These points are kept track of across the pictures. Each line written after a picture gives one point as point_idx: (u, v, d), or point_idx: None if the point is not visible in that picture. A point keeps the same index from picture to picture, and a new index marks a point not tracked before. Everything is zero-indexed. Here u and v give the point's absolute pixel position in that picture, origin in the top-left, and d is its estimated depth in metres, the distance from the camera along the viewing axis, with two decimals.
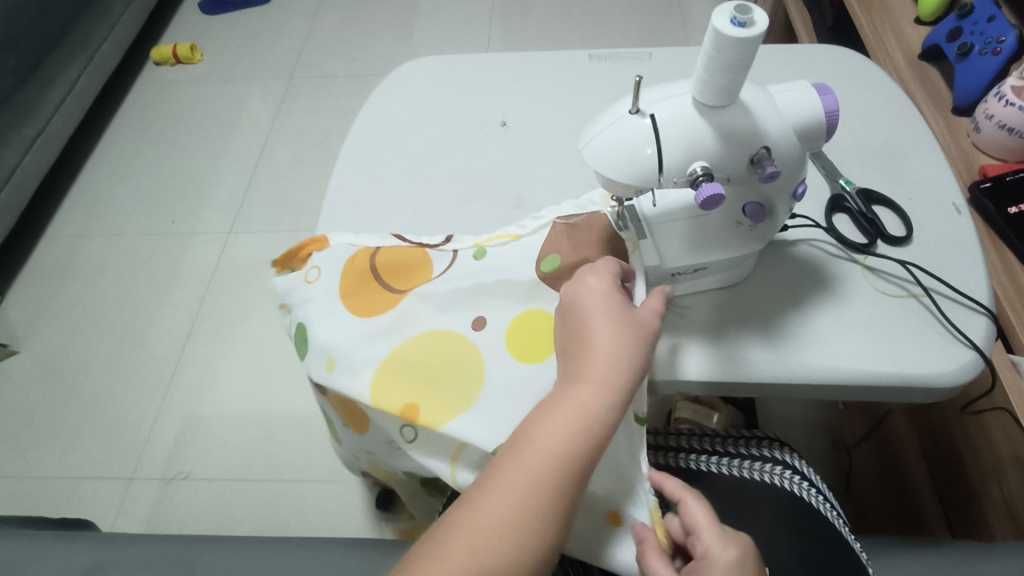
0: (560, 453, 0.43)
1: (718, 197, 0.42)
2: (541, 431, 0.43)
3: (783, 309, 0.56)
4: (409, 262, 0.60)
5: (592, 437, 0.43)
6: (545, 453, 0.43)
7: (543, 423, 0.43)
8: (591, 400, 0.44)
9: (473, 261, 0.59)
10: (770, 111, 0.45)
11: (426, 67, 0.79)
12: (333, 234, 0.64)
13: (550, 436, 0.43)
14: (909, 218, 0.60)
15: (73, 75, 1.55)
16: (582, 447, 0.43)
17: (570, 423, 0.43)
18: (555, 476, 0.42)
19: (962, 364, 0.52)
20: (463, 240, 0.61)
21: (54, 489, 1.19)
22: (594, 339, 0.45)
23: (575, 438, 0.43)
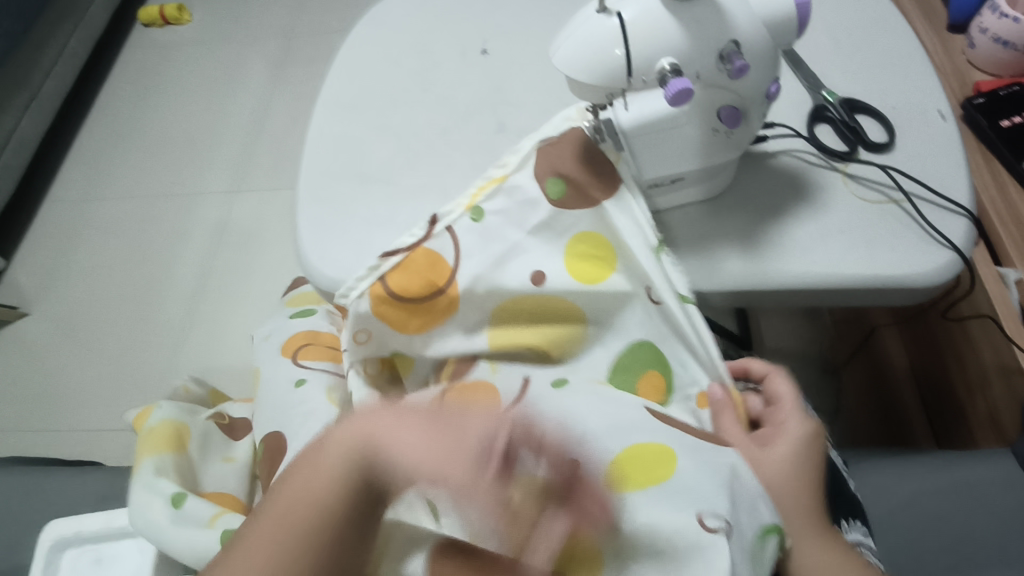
0: (416, 454, 0.41)
1: (687, 91, 0.42)
2: (403, 429, 0.42)
3: (761, 220, 0.56)
4: (421, 264, 0.53)
5: (482, 463, 0.40)
6: (453, 441, 0.41)
7: (473, 422, 0.42)
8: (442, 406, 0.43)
9: (473, 224, 0.54)
10: (738, 3, 0.44)
11: (406, 1, 0.78)
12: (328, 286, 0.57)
13: (469, 436, 0.41)
14: (890, 125, 0.59)
15: (63, 39, 1.54)
16: (461, 466, 0.40)
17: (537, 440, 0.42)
18: (433, 461, 0.40)
19: (938, 264, 0.52)
20: (451, 209, 0.54)
21: (75, 441, 1.23)
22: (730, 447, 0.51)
23: (467, 454, 0.40)
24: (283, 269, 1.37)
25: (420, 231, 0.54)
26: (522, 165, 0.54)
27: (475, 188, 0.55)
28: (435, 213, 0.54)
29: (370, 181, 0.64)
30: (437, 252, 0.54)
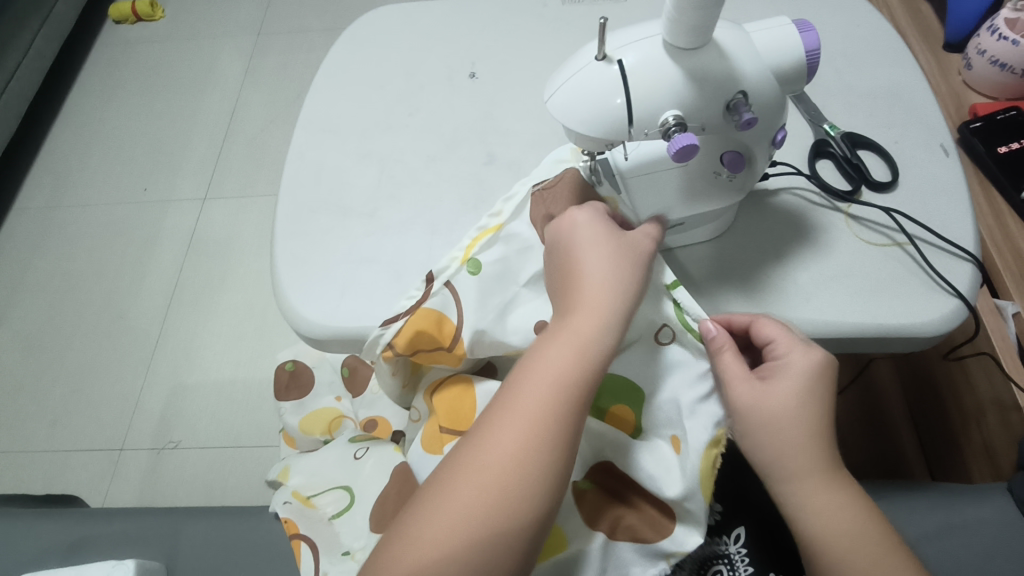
0: (544, 429, 0.41)
1: (692, 147, 0.40)
2: (504, 441, 0.41)
3: (762, 264, 0.54)
4: (423, 327, 0.51)
5: (592, 362, 0.43)
6: (549, 388, 0.42)
7: (544, 362, 0.43)
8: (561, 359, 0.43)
9: (472, 279, 0.52)
10: (745, 51, 0.42)
11: (389, 18, 0.74)
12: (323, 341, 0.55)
13: (554, 370, 0.42)
14: (894, 162, 0.57)
15: (27, 37, 1.46)
16: (591, 373, 0.43)
17: (598, 309, 0.44)
18: (558, 411, 0.41)
19: (945, 313, 0.51)
20: (446, 264, 0.53)
21: (46, 463, 1.19)
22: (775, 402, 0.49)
23: (579, 367, 0.43)
24: (262, 281, 1.33)
25: (418, 292, 0.53)
26: (517, 212, 0.53)
27: (470, 239, 0.54)
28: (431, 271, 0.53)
29: (352, 216, 0.60)
30: (439, 312, 0.52)
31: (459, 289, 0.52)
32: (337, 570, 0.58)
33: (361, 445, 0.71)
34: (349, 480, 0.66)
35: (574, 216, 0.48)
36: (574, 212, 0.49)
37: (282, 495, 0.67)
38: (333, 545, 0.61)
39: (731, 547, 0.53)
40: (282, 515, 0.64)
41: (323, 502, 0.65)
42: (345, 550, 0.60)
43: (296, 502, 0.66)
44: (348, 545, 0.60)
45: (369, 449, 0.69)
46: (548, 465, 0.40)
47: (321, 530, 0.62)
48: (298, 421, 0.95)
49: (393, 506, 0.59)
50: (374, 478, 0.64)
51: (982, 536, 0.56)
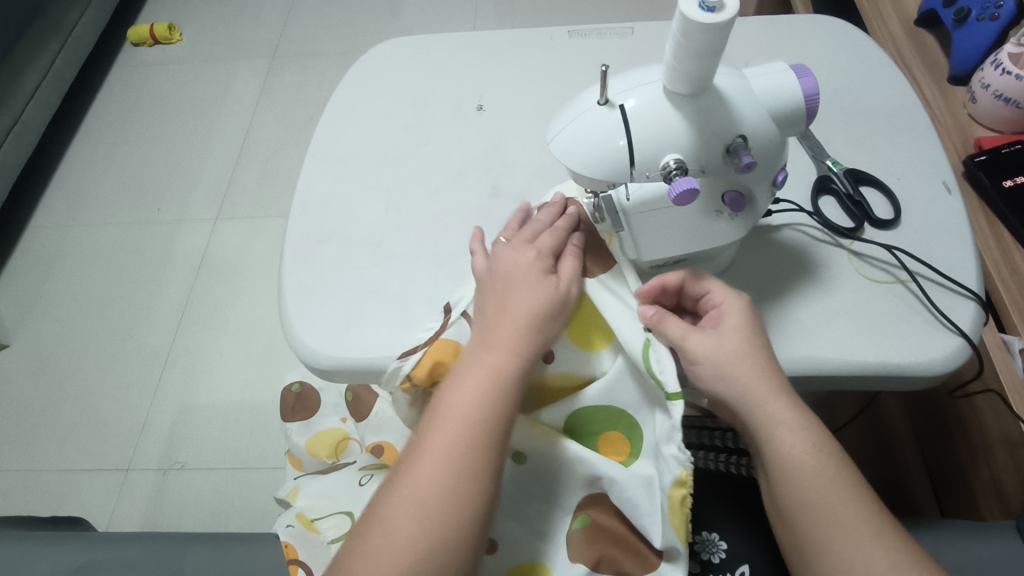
0: (461, 444, 0.45)
1: (692, 192, 0.41)
2: (425, 459, 0.45)
3: (766, 300, 0.54)
4: (441, 357, 0.52)
5: (503, 378, 0.46)
6: (463, 411, 0.45)
7: (455, 390, 0.46)
8: (494, 359, 0.47)
9: None
10: (744, 95, 0.42)
11: (400, 51, 0.76)
12: (332, 374, 0.56)
13: (468, 388, 0.46)
14: (897, 200, 0.58)
15: (47, 61, 1.50)
16: (509, 385, 0.47)
17: (510, 327, 0.48)
18: (469, 426, 0.45)
19: (949, 351, 0.51)
20: (462, 294, 0.54)
21: (53, 482, 1.20)
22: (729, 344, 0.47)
23: (498, 379, 0.46)
24: (271, 302, 1.34)
25: (436, 323, 0.55)
26: None
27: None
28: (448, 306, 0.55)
29: (359, 247, 0.61)
30: (456, 343, 0.53)
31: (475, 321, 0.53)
32: None
33: (366, 470, 0.73)
34: (352, 505, 0.67)
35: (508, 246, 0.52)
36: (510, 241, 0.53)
37: (287, 517, 0.68)
38: None
39: None
40: (283, 538, 0.64)
41: (326, 525, 0.66)
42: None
43: (299, 525, 0.66)
44: None
45: (374, 475, 0.71)
46: (464, 477, 0.44)
47: (319, 556, 0.63)
48: (304, 442, 0.95)
49: None
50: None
51: None
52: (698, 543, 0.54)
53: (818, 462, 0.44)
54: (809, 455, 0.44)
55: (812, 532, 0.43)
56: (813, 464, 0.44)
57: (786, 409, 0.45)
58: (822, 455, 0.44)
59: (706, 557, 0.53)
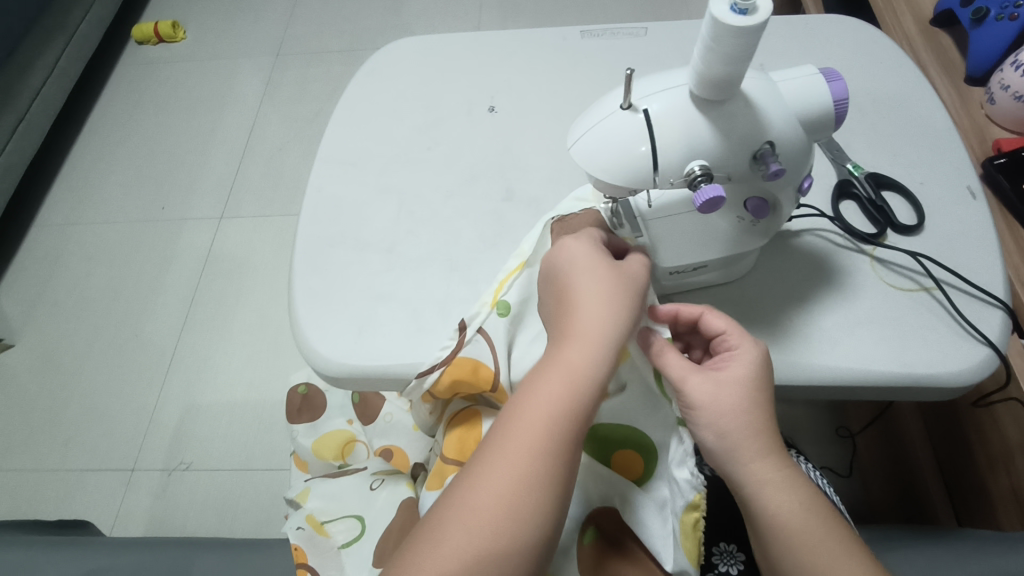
0: (545, 443, 0.41)
1: (718, 200, 0.39)
2: (502, 471, 0.40)
3: (788, 307, 0.53)
4: (459, 375, 0.52)
5: (589, 388, 0.43)
6: (540, 426, 0.42)
7: (529, 403, 0.43)
8: (574, 366, 0.43)
9: (502, 320, 0.53)
10: (772, 101, 0.41)
11: (410, 50, 0.75)
12: (345, 382, 0.55)
13: (551, 395, 0.42)
14: (920, 205, 0.56)
15: (52, 58, 1.49)
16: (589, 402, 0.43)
17: (595, 329, 0.44)
18: (555, 439, 0.41)
19: (976, 362, 0.49)
20: (476, 310, 0.54)
21: (58, 482, 1.19)
22: (730, 388, 0.44)
23: (575, 394, 0.43)
24: (276, 301, 1.33)
25: (450, 340, 0.54)
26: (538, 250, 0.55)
27: (498, 280, 0.55)
28: (464, 320, 0.54)
29: (370, 252, 0.60)
30: (474, 359, 0.53)
31: (491, 334, 0.53)
32: None
33: (376, 474, 0.72)
34: (363, 510, 0.67)
35: (576, 240, 0.49)
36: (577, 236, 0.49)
37: (297, 519, 0.67)
38: None
39: None
40: (292, 541, 0.63)
41: (336, 529, 0.65)
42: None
43: (309, 527, 0.65)
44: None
45: (384, 480, 0.70)
46: (550, 492, 0.40)
47: (330, 561, 0.62)
48: (310, 444, 0.94)
49: (395, 537, 0.61)
50: (388, 508, 0.66)
51: None
52: (715, 554, 0.53)
53: (811, 526, 0.42)
54: (800, 518, 0.42)
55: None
56: (803, 529, 0.41)
57: (777, 470, 0.43)
58: (814, 518, 0.42)
59: (723, 569, 0.53)
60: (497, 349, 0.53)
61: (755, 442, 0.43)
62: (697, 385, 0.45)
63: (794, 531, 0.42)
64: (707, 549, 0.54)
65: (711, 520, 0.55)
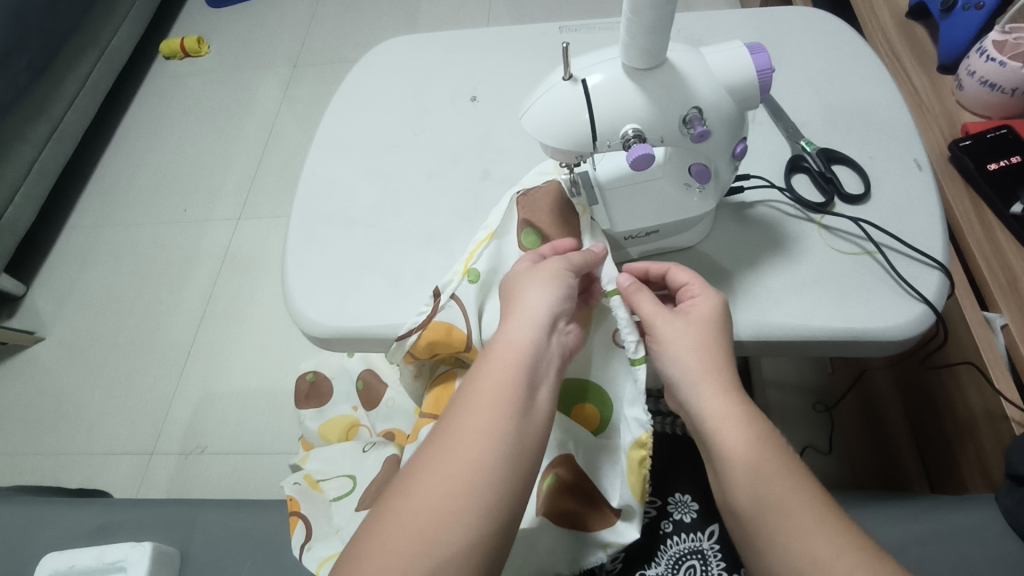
0: (493, 408, 0.45)
1: (648, 156, 0.44)
2: (444, 448, 0.44)
3: (738, 271, 0.57)
4: (435, 337, 0.56)
5: (528, 362, 0.48)
6: (487, 394, 0.46)
7: (477, 378, 0.47)
8: (514, 340, 0.48)
9: (473, 287, 0.56)
10: (699, 70, 0.45)
11: (400, 48, 0.81)
12: (330, 343, 0.60)
13: (487, 377, 0.47)
14: (867, 175, 0.60)
15: (84, 71, 1.59)
16: (531, 371, 0.47)
17: (524, 319, 0.49)
18: (498, 408, 0.45)
19: (912, 318, 0.53)
20: (449, 278, 0.57)
21: (82, 464, 1.27)
22: (694, 331, 0.50)
23: (518, 364, 0.47)
24: None
25: (426, 306, 0.57)
26: (505, 221, 0.58)
27: (469, 251, 0.58)
28: (437, 287, 0.57)
29: (356, 227, 0.66)
30: (448, 323, 0.56)
31: (464, 300, 0.56)
32: (324, 545, 0.63)
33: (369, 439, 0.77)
34: (355, 469, 0.72)
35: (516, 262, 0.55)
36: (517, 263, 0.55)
37: (295, 476, 0.72)
38: (325, 526, 0.66)
39: (704, 543, 0.54)
40: (288, 492, 0.68)
41: (330, 485, 0.71)
42: (334, 530, 0.65)
43: (305, 483, 0.71)
44: (337, 525, 0.66)
45: (375, 443, 0.75)
46: (492, 460, 0.43)
47: (320, 510, 0.67)
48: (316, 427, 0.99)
49: (374, 490, 0.67)
50: (377, 465, 0.71)
51: (966, 543, 0.56)
52: (671, 503, 0.57)
53: (760, 459, 0.45)
54: (749, 446, 0.45)
55: (753, 524, 0.44)
56: (750, 453, 0.45)
57: (732, 402, 0.47)
58: (764, 450, 0.45)
59: (678, 517, 0.56)
60: (468, 312, 0.56)
61: (713, 377, 0.48)
62: (663, 325, 0.50)
63: (741, 464, 0.45)
64: (664, 498, 0.57)
65: (668, 473, 0.59)
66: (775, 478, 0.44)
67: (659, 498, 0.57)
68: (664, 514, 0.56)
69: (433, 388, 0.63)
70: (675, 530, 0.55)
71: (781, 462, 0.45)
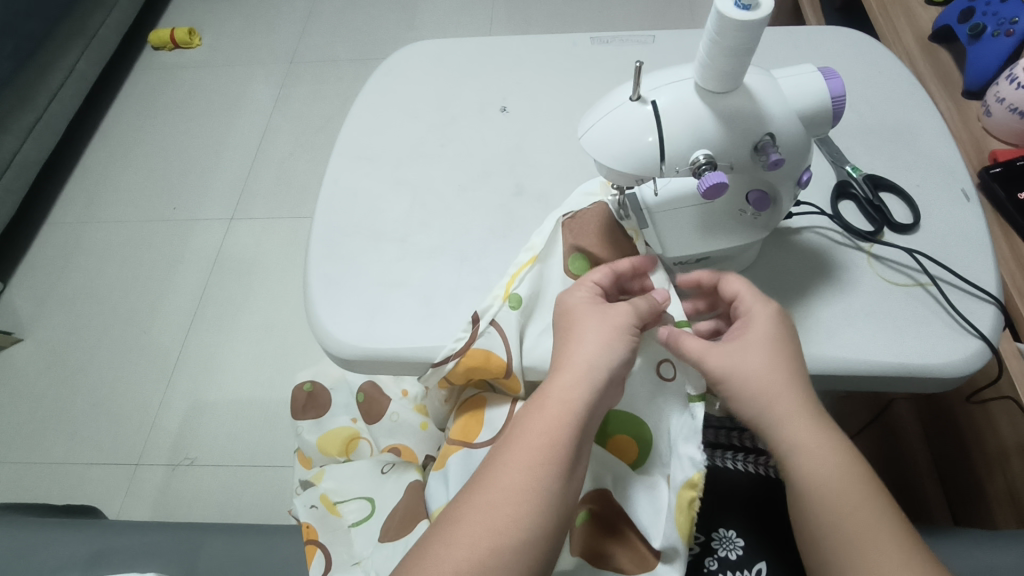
0: (539, 462, 0.43)
1: (722, 185, 0.42)
2: (486, 501, 0.42)
3: (787, 300, 0.55)
4: (473, 364, 0.54)
5: (581, 414, 0.45)
6: (534, 445, 0.44)
7: (526, 424, 0.45)
8: (568, 390, 0.45)
9: (514, 313, 0.54)
10: (773, 94, 0.43)
11: (425, 53, 0.78)
12: (356, 365, 0.57)
13: (535, 431, 0.44)
14: (916, 205, 0.59)
15: (70, 61, 1.53)
16: (582, 425, 0.45)
17: (577, 371, 0.46)
18: (545, 463, 0.43)
19: (969, 354, 0.51)
20: (488, 303, 0.54)
21: (63, 475, 1.20)
22: (754, 360, 0.46)
23: (569, 416, 0.45)
24: (284, 301, 1.36)
25: (463, 332, 0.54)
26: (549, 244, 0.56)
27: (510, 274, 0.56)
28: (475, 311, 0.54)
29: (384, 242, 0.62)
30: (486, 350, 0.53)
31: (504, 327, 0.54)
32: None
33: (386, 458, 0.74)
34: (373, 492, 0.70)
35: (573, 288, 0.51)
36: (574, 287, 0.52)
37: (310, 497, 0.71)
38: (346, 555, 0.65)
39: None
40: (304, 519, 0.67)
41: (349, 509, 0.69)
42: (355, 560, 0.65)
43: (322, 507, 0.69)
44: (359, 556, 0.65)
45: (395, 464, 0.72)
46: (532, 526, 0.42)
47: (340, 538, 0.67)
48: (314, 440, 0.90)
49: (399, 519, 0.64)
50: (397, 491, 0.69)
51: None
52: (715, 540, 0.55)
53: (846, 494, 0.43)
54: (828, 469, 0.43)
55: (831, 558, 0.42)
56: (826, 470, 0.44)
57: (811, 423, 0.45)
58: (846, 480, 0.43)
59: (723, 554, 0.54)
60: (506, 338, 0.54)
61: (787, 409, 0.45)
62: (719, 355, 0.47)
63: (828, 501, 0.43)
64: (708, 534, 0.55)
65: (712, 509, 0.56)
66: (860, 507, 0.42)
67: (703, 536, 0.55)
68: (708, 552, 0.54)
69: (460, 414, 0.60)
70: (720, 569, 0.53)
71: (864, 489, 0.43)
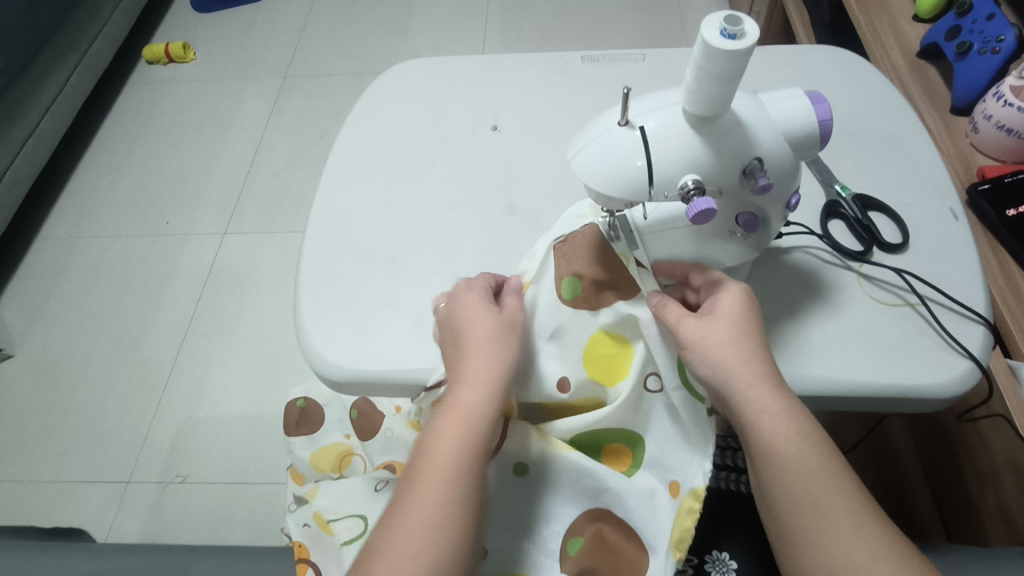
0: (450, 473, 0.46)
1: (710, 211, 0.42)
2: (409, 515, 0.45)
3: (778, 320, 0.55)
4: None
5: (481, 426, 0.47)
6: (442, 458, 0.46)
7: (434, 440, 0.47)
8: (464, 402, 0.48)
9: None
10: (760, 119, 0.44)
11: (415, 71, 0.78)
12: (346, 388, 0.56)
13: (442, 443, 0.47)
14: (904, 225, 0.59)
15: (62, 76, 1.52)
16: (482, 433, 0.47)
17: (473, 384, 0.48)
18: (453, 475, 0.46)
19: (958, 375, 0.51)
20: None
21: (52, 494, 1.19)
22: (720, 334, 0.47)
23: (468, 427, 0.47)
24: (277, 316, 1.35)
25: None
26: (541, 269, 0.55)
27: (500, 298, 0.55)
28: None
29: (374, 263, 0.62)
30: None
31: None
32: None
33: (381, 475, 0.72)
34: (365, 510, 0.68)
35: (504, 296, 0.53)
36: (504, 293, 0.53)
37: (303, 515, 0.70)
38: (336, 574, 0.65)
39: None
40: (295, 538, 0.68)
41: (341, 527, 0.67)
42: None
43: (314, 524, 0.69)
44: None
45: (388, 482, 0.69)
46: (449, 534, 0.44)
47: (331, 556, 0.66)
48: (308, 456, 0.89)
49: None
50: None
51: None
52: (708, 562, 0.54)
53: (813, 473, 0.43)
54: (798, 441, 0.44)
55: (808, 563, 0.41)
56: (802, 471, 0.43)
57: (778, 398, 0.45)
58: (811, 455, 0.43)
59: None
60: None
61: (757, 381, 0.45)
62: (686, 328, 0.47)
63: (793, 470, 0.43)
64: (701, 556, 0.55)
65: (706, 529, 0.56)
66: (823, 481, 0.43)
67: (696, 558, 0.55)
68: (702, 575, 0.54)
69: None
70: None
71: (834, 466, 0.43)
